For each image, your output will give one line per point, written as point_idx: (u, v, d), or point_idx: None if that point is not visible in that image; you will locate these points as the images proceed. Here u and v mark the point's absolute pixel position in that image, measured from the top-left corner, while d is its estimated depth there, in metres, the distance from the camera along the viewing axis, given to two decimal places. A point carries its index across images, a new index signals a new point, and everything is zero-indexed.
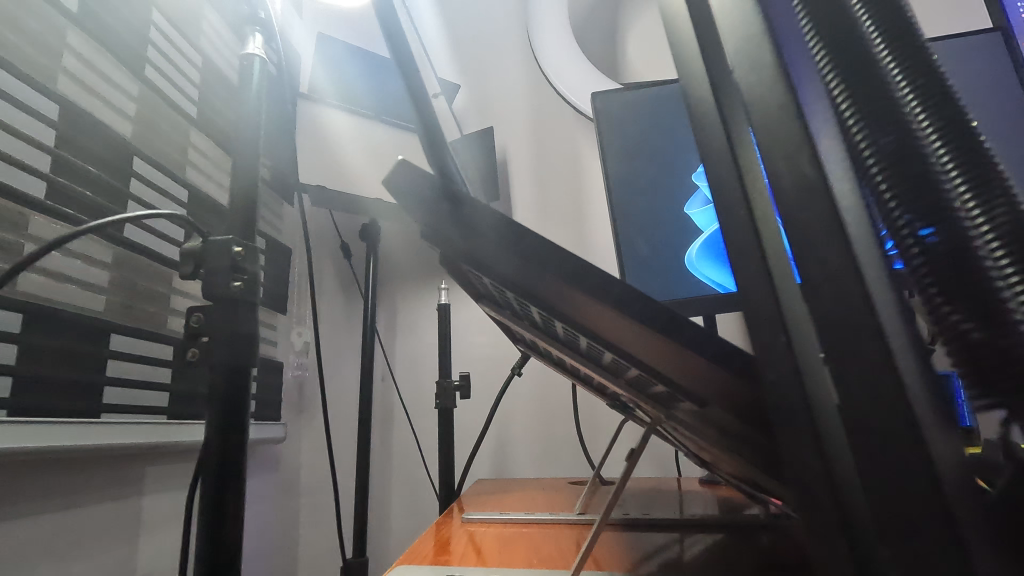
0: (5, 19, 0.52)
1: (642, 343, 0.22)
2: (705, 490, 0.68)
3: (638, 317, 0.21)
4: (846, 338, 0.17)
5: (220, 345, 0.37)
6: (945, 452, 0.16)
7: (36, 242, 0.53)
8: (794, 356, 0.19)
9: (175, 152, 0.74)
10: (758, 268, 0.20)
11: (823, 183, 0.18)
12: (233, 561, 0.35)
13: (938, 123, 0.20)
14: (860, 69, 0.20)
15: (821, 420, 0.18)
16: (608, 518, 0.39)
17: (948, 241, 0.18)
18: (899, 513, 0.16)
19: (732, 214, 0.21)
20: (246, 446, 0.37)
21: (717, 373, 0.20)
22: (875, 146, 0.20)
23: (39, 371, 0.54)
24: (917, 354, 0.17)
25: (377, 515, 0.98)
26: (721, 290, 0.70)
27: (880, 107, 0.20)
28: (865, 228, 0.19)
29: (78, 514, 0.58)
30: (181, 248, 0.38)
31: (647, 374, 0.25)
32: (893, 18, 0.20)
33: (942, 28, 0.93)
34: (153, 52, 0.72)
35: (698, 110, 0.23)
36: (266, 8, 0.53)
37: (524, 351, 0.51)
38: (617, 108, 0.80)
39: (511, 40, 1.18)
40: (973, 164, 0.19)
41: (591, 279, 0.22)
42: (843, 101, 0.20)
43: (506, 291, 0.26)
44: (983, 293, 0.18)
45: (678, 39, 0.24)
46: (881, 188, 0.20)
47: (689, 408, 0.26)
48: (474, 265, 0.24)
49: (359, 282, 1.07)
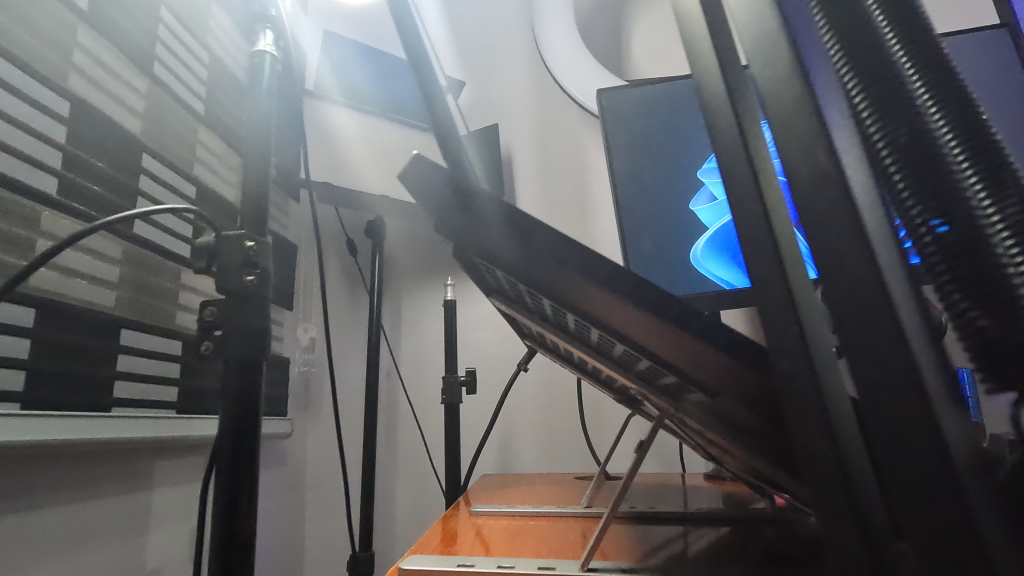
0: (16, 16, 0.52)
1: (655, 335, 0.23)
2: (710, 485, 0.68)
3: (652, 309, 0.21)
4: (861, 328, 0.18)
5: (234, 339, 0.38)
6: (958, 440, 0.16)
7: (48, 238, 0.54)
8: (808, 346, 0.19)
9: (183, 148, 0.75)
10: (772, 260, 0.20)
11: (838, 177, 0.19)
12: (247, 551, 0.36)
13: (950, 118, 0.20)
14: (874, 64, 0.20)
15: (835, 409, 0.18)
16: (616, 511, 0.39)
17: (961, 234, 0.18)
18: (912, 500, 0.16)
19: (746, 207, 0.21)
20: (259, 438, 0.38)
21: (731, 364, 0.21)
22: (889, 140, 0.20)
23: (51, 365, 0.54)
24: (931, 344, 0.17)
25: (383, 511, 0.98)
26: (727, 287, 0.70)
27: (894, 101, 0.20)
28: (879, 221, 0.19)
29: (90, 507, 0.59)
30: (194, 243, 0.39)
31: (659, 366, 0.26)
32: (905, 13, 0.21)
33: (949, 24, 0.93)
34: (161, 49, 0.73)
35: (711, 105, 0.23)
36: (276, 6, 0.53)
37: (531, 346, 0.52)
38: (624, 105, 0.80)
39: (516, 37, 1.18)
40: (984, 159, 0.19)
41: (605, 271, 0.22)
42: (858, 95, 0.21)
43: (519, 284, 0.27)
44: (996, 283, 0.18)
45: (691, 35, 0.24)
46: (894, 182, 0.20)
47: (700, 400, 0.27)
48: (488, 258, 0.25)
49: (364, 279, 1.07)
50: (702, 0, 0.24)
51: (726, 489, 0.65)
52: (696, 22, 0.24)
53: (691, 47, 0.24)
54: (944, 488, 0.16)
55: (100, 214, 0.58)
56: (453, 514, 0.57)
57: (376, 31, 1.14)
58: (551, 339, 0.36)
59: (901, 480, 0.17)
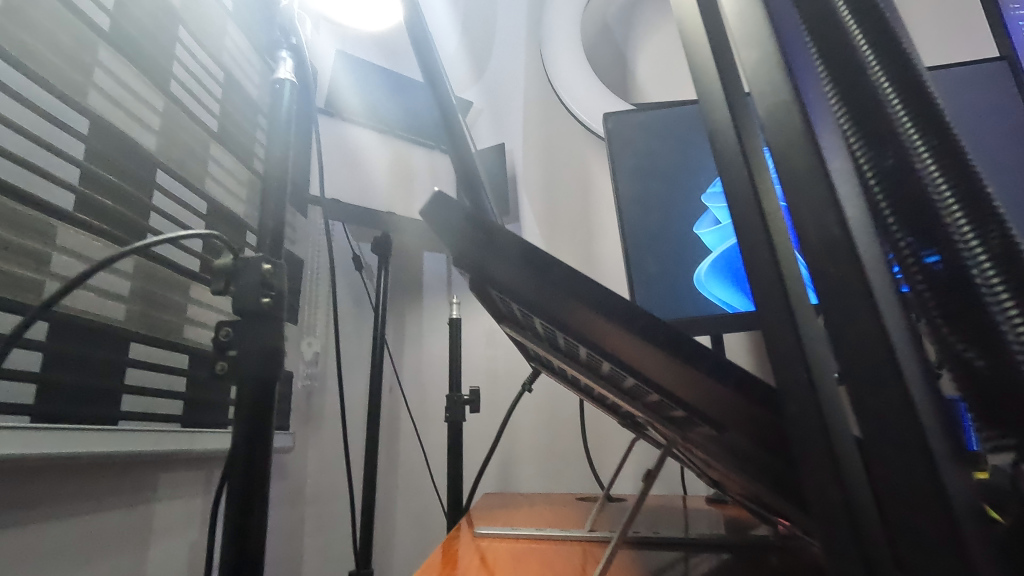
0: (41, 37, 0.54)
1: (664, 369, 0.23)
2: (712, 509, 0.68)
3: (662, 344, 0.22)
4: (866, 370, 0.18)
5: (248, 357, 0.38)
6: (961, 484, 0.17)
7: (65, 252, 0.55)
8: (814, 387, 0.19)
9: (196, 164, 0.76)
10: (779, 299, 0.21)
11: (845, 221, 0.19)
12: (256, 569, 0.36)
13: (933, 145, 0.20)
14: (862, 98, 0.21)
15: (841, 449, 0.19)
16: (621, 537, 0.40)
17: (950, 264, 0.19)
18: (919, 538, 0.17)
19: (755, 247, 0.22)
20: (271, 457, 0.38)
21: (737, 400, 0.21)
22: (878, 170, 0.21)
23: (62, 377, 0.55)
24: (935, 385, 0.18)
25: (382, 527, 0.98)
26: (729, 309, 0.71)
27: (884, 134, 0.21)
28: (883, 263, 0.19)
29: (93, 520, 0.59)
30: (213, 264, 0.40)
31: (666, 398, 0.27)
32: (895, 53, 0.22)
33: (947, 56, 0.95)
34: (178, 67, 0.74)
35: (721, 146, 0.24)
36: (297, 33, 0.56)
37: (536, 367, 0.53)
38: (630, 128, 0.81)
39: (524, 59, 1.21)
40: (967, 186, 0.20)
41: (618, 307, 0.23)
42: (849, 126, 0.21)
43: (532, 315, 0.28)
44: (980, 317, 0.19)
45: (700, 75, 0.25)
46: (883, 212, 0.21)
47: (706, 430, 0.28)
48: (503, 289, 0.26)
49: (370, 294, 1.08)
50: (712, 44, 0.25)
51: (727, 513, 0.65)
52: (706, 64, 0.25)
53: (701, 88, 0.25)
54: (946, 528, 0.16)
55: (115, 229, 0.59)
56: (455, 535, 0.57)
57: (388, 52, 1.17)
58: (558, 365, 0.37)
59: (903, 517, 0.17)
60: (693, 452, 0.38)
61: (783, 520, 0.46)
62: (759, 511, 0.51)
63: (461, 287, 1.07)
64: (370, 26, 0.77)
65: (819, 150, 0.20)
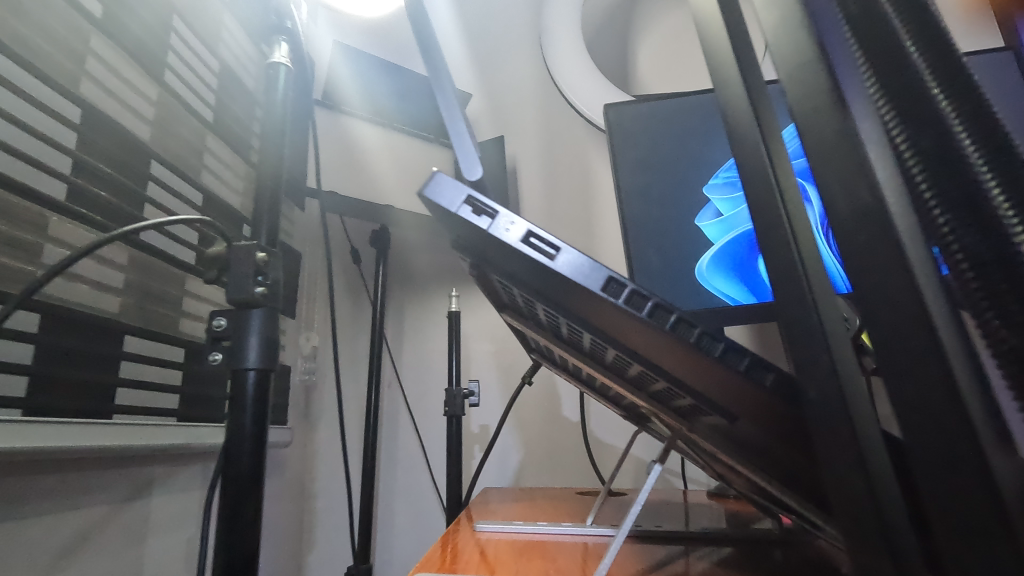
0: (32, 25, 0.53)
1: (672, 357, 0.23)
2: (713, 503, 0.67)
3: (672, 331, 0.21)
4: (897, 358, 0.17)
5: (243, 347, 0.38)
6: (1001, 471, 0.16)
7: (58, 243, 0.54)
8: (839, 374, 0.19)
9: (191, 155, 0.75)
10: (799, 283, 0.20)
11: (876, 198, 0.18)
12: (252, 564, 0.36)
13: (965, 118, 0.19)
14: (895, 69, 0.20)
15: (867, 438, 0.18)
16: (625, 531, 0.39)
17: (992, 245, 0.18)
18: (955, 525, 0.16)
19: (772, 230, 0.21)
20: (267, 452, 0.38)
21: (752, 389, 0.21)
22: (913, 147, 0.19)
23: (55, 371, 0.54)
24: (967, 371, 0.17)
25: (381, 523, 0.97)
26: (732, 302, 0.71)
27: (920, 108, 0.19)
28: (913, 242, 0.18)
29: (88, 515, 0.58)
30: (206, 253, 0.39)
31: (674, 387, 0.26)
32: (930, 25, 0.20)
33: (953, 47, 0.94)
34: (172, 57, 0.73)
35: (736, 124, 0.23)
36: (293, 19, 0.55)
37: (536, 359, 0.52)
38: (631, 119, 0.80)
39: (523, 51, 1.19)
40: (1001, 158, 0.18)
41: (626, 293, 0.22)
42: (882, 100, 0.20)
43: (535, 302, 0.27)
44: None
45: (712, 52, 0.25)
46: (920, 190, 0.19)
47: (715, 420, 0.27)
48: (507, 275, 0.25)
49: (367, 288, 1.07)
50: (725, 18, 0.24)
51: (729, 508, 0.65)
52: (719, 41, 0.24)
53: (714, 66, 0.24)
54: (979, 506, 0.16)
55: (109, 221, 0.58)
56: (455, 529, 0.56)
57: (385, 42, 1.14)
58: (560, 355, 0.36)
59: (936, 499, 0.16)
60: (699, 444, 0.38)
61: (788, 514, 0.45)
62: (763, 505, 0.50)
63: (461, 281, 1.06)
64: (369, 15, 0.76)
65: (847, 119, 0.19)
